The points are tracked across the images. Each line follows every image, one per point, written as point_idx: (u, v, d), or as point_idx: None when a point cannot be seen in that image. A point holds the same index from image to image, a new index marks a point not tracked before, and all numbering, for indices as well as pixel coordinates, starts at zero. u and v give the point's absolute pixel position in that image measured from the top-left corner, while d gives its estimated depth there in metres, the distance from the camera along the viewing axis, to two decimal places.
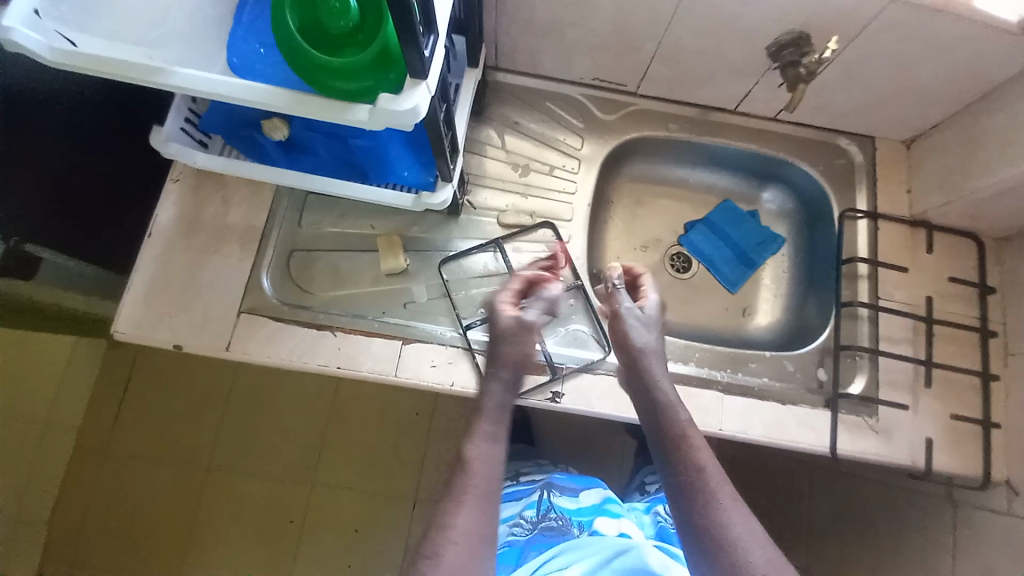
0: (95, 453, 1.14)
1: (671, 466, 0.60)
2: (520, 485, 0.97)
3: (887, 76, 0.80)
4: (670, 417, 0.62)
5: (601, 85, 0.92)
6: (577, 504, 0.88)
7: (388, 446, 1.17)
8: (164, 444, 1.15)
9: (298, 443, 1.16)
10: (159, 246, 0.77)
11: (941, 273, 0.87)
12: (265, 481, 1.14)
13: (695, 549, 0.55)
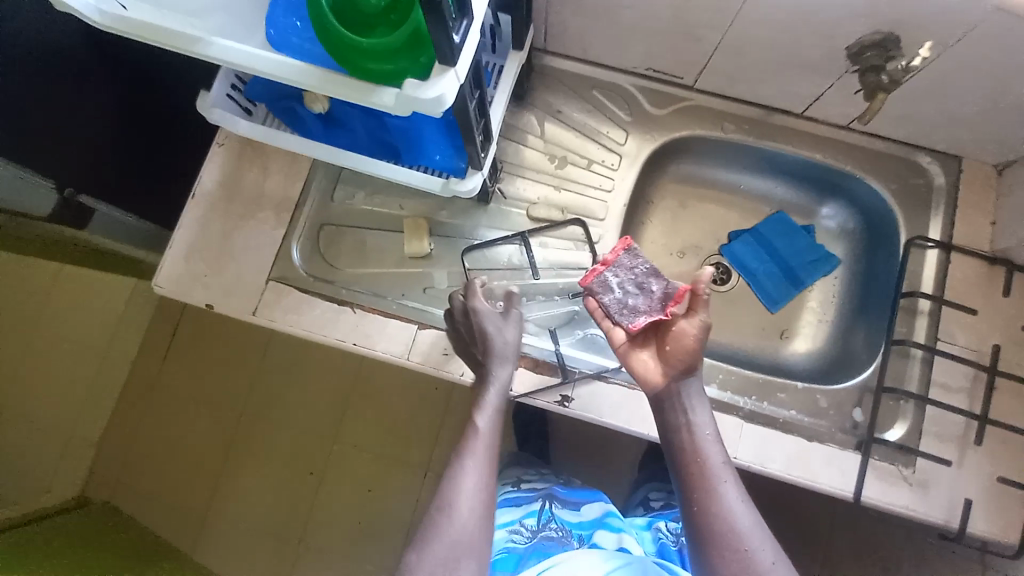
0: (141, 392, 1.22)
1: (680, 477, 0.62)
2: (520, 492, 0.96)
3: (990, 91, 0.69)
4: (686, 427, 0.63)
5: (655, 76, 0.86)
6: (578, 517, 0.87)
7: (405, 416, 1.20)
8: (203, 393, 1.22)
9: (324, 401, 1.21)
10: (200, 208, 0.80)
11: (1017, 321, 0.77)
12: (291, 432, 1.20)
13: (700, 556, 0.58)
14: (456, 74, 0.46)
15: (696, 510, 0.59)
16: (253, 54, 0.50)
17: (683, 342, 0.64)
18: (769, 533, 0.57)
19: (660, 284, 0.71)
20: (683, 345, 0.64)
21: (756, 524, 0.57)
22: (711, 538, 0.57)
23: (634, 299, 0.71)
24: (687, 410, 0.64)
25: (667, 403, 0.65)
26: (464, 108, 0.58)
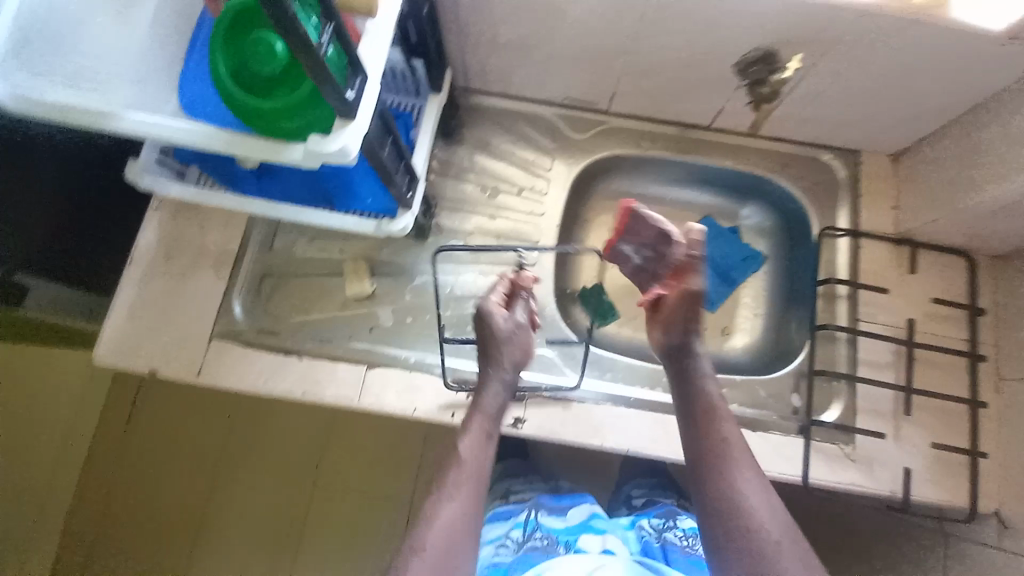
0: (104, 469, 1.15)
1: (702, 463, 0.63)
2: (508, 504, 0.94)
3: (868, 93, 0.76)
4: (711, 414, 0.66)
5: (573, 104, 0.91)
6: (564, 524, 0.85)
7: (380, 456, 1.18)
8: (174, 456, 1.18)
9: (296, 453, 1.17)
10: (135, 274, 0.79)
11: (927, 294, 0.83)
12: (266, 492, 1.15)
13: (728, 548, 0.57)
14: (358, 125, 0.49)
15: (721, 496, 0.60)
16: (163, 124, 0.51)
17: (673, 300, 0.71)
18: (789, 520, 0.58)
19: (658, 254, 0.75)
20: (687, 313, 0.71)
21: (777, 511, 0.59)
22: (736, 524, 0.58)
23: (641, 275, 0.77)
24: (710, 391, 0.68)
25: (686, 389, 0.69)
26: (383, 157, 0.60)
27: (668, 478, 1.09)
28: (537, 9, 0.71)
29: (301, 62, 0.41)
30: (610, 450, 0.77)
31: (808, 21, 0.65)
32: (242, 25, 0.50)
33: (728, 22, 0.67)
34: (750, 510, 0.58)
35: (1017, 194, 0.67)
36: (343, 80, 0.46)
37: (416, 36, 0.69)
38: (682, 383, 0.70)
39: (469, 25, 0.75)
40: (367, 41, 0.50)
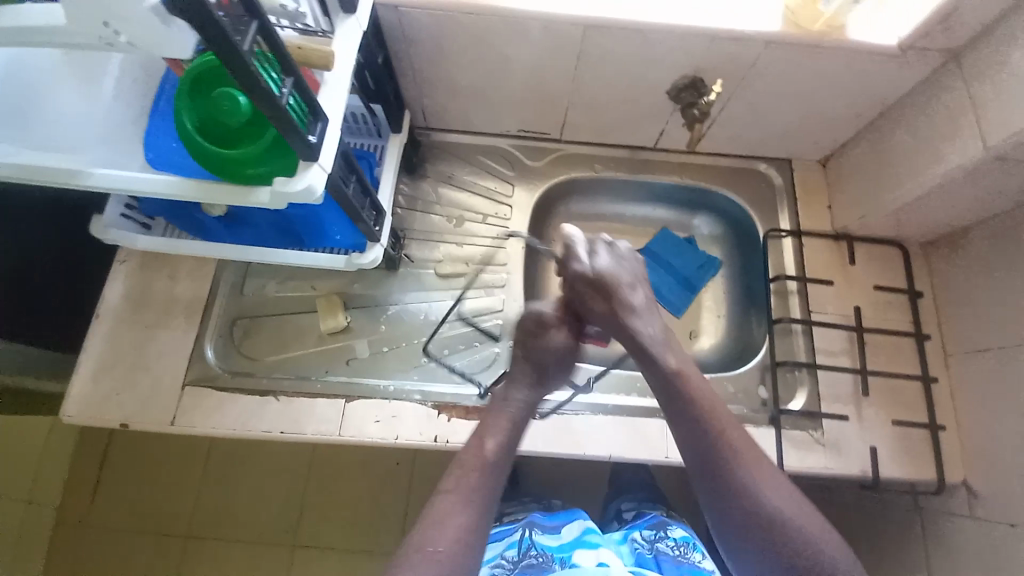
0: (77, 533, 1.12)
1: (701, 448, 0.63)
2: (502, 525, 0.94)
3: (789, 108, 0.84)
4: (693, 393, 0.67)
5: (527, 135, 0.97)
6: (558, 541, 0.85)
7: (368, 497, 1.15)
8: (151, 517, 1.13)
9: (280, 501, 1.14)
10: (105, 329, 0.79)
11: (869, 283, 0.90)
12: (248, 545, 1.11)
13: (750, 531, 0.58)
14: (321, 165, 0.52)
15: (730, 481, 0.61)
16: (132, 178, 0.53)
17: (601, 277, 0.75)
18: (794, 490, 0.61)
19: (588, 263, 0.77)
20: (608, 261, 0.75)
21: (782, 484, 0.61)
22: (752, 506, 0.59)
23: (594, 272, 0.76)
24: (672, 360, 0.69)
25: (658, 369, 0.69)
26: (348, 194, 0.63)
27: (659, 494, 1.09)
28: (483, 54, 0.77)
29: (264, 111, 0.44)
30: (593, 458, 0.79)
31: (725, 50, 0.73)
32: (207, 81, 0.53)
33: (655, 55, 0.75)
34: (760, 490, 0.60)
35: (929, 187, 0.74)
36: (305, 125, 0.49)
37: (372, 83, 0.74)
38: (646, 360, 0.70)
39: (422, 71, 0.81)
40: (327, 92, 0.54)
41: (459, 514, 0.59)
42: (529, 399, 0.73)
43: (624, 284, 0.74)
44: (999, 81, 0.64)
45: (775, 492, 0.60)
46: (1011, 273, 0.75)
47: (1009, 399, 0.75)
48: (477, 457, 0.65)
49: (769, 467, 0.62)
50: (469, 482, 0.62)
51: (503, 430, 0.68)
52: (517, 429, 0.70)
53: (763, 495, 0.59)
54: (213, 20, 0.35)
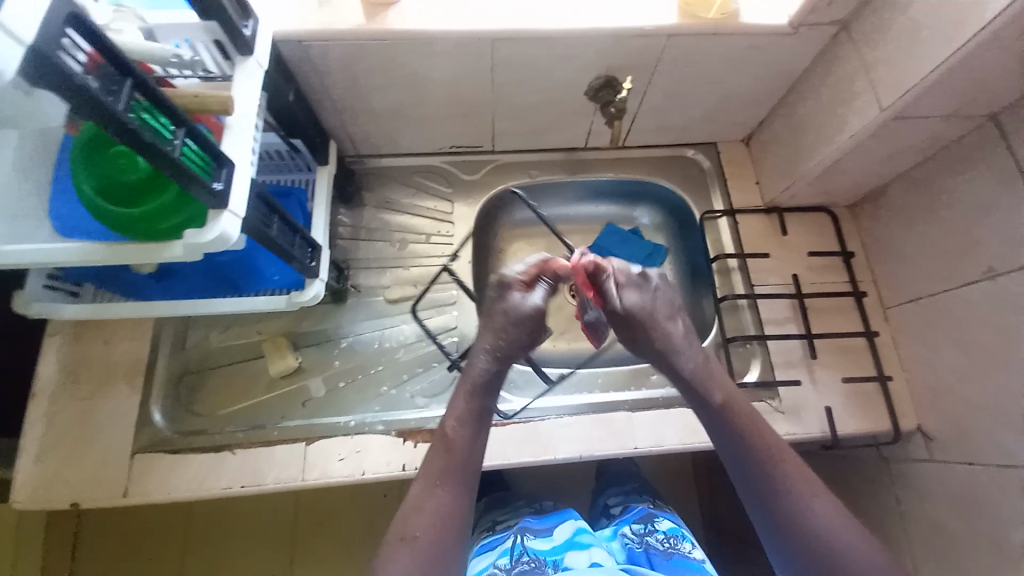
0: None
1: (745, 463, 0.63)
2: (496, 534, 0.93)
3: (705, 94, 0.87)
4: (734, 409, 0.65)
5: (460, 150, 0.97)
6: (551, 543, 0.84)
7: (360, 536, 1.11)
8: None
9: (269, 557, 1.09)
10: (42, 406, 0.75)
11: (804, 250, 0.94)
12: None
13: (791, 541, 0.59)
14: (232, 211, 0.51)
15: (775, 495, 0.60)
16: (41, 247, 0.50)
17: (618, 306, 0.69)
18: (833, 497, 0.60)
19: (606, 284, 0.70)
20: (639, 299, 0.69)
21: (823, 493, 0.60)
22: (795, 519, 0.59)
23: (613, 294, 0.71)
24: (711, 383, 0.67)
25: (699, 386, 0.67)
26: (273, 237, 0.61)
27: (647, 484, 1.08)
28: (399, 77, 0.77)
29: (158, 167, 0.43)
30: (565, 460, 0.80)
31: (631, 47, 0.75)
32: (102, 145, 0.52)
33: (566, 59, 0.77)
34: (804, 503, 0.59)
35: (839, 153, 0.78)
36: (208, 173, 0.49)
37: (288, 119, 0.73)
38: (687, 387, 0.68)
39: (341, 100, 0.81)
40: (231, 137, 0.53)
41: (433, 499, 0.61)
42: (490, 360, 0.68)
43: (658, 319, 0.69)
44: (883, 48, 0.69)
45: (817, 503, 0.59)
46: (927, 224, 0.80)
47: (944, 343, 0.78)
48: (447, 438, 0.65)
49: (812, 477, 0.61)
50: (437, 466, 0.63)
51: (469, 399, 0.67)
52: (480, 394, 0.67)
53: (807, 507, 0.59)
54: (82, 88, 0.34)
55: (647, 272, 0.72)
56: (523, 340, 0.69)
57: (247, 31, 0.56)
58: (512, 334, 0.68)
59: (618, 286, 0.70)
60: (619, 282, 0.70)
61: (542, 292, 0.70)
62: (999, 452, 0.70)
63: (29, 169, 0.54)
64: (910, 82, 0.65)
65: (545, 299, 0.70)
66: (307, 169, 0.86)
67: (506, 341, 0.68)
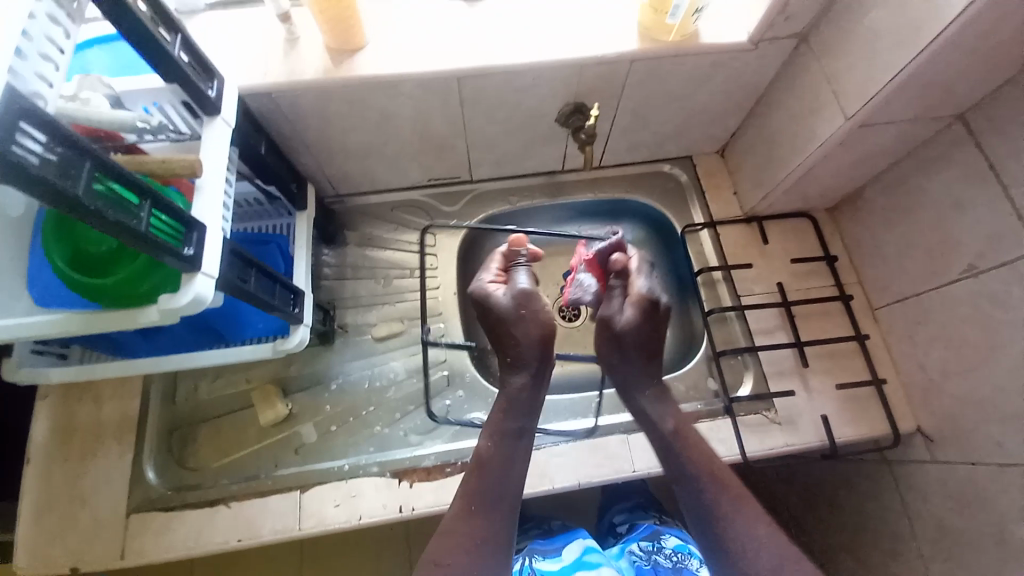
0: None
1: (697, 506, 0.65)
2: None
3: (675, 112, 0.89)
4: (694, 452, 0.69)
5: (439, 183, 0.98)
6: (560, 565, 0.81)
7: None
8: None
9: None
10: (33, 472, 0.75)
11: (787, 257, 0.94)
12: None
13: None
14: (206, 273, 0.52)
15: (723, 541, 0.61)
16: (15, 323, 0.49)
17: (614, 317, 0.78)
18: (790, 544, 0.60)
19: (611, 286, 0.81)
20: (636, 319, 0.76)
21: (776, 538, 0.60)
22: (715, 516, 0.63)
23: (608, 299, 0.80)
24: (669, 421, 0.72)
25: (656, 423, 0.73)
26: (252, 291, 0.61)
27: (650, 498, 1.05)
28: (370, 118, 0.78)
29: (123, 240, 0.44)
30: (563, 489, 0.79)
31: (595, 74, 0.77)
32: (70, 223, 0.54)
33: (533, 89, 0.78)
34: (737, 524, 0.61)
35: (811, 161, 0.79)
36: (178, 240, 0.49)
37: (263, 170, 0.74)
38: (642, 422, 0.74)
39: (316, 144, 0.82)
40: (201, 198, 0.53)
41: (470, 522, 0.62)
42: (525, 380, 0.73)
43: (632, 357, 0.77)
44: (843, 57, 0.69)
45: (769, 550, 0.59)
46: (904, 224, 0.80)
47: (933, 341, 0.78)
48: (496, 452, 0.68)
49: (764, 522, 0.61)
50: (474, 484, 0.66)
51: (509, 415, 0.71)
52: (523, 419, 0.71)
53: (736, 523, 0.61)
54: (33, 175, 0.35)
55: (655, 293, 0.77)
56: (540, 340, 0.74)
57: (212, 92, 0.58)
58: (524, 334, 0.74)
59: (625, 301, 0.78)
60: (627, 296, 0.78)
61: (525, 275, 0.77)
62: (998, 450, 0.69)
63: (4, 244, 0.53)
64: (871, 90, 0.66)
65: (529, 280, 0.77)
66: (287, 215, 0.87)
67: (527, 348, 0.73)
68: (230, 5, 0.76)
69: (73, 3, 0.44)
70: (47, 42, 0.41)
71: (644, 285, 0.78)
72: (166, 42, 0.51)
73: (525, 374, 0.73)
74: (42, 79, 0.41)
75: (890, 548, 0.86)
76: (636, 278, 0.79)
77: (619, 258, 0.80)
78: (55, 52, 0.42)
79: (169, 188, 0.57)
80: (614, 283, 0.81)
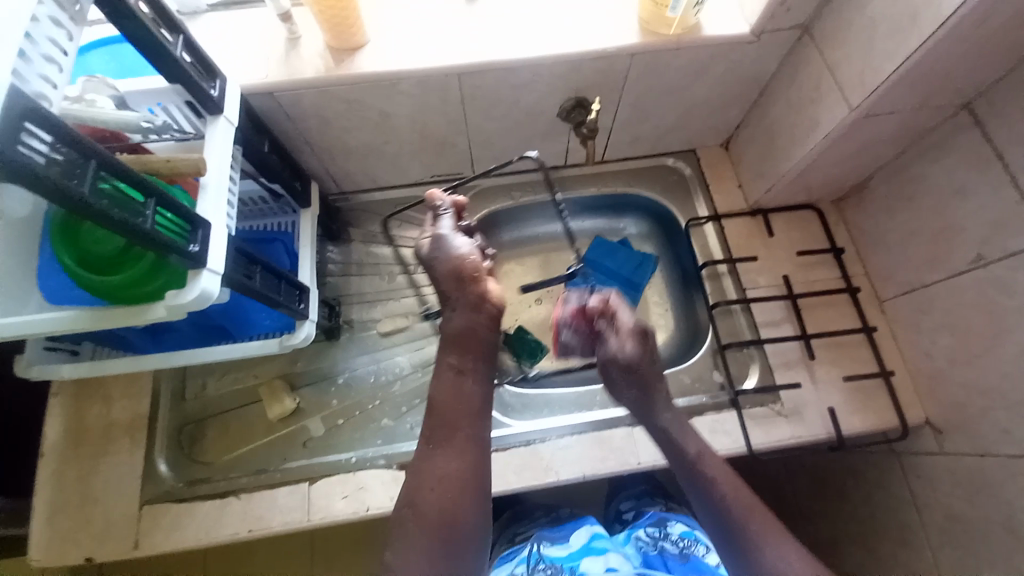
0: None
1: (727, 544, 0.64)
2: (513, 546, 0.90)
3: (676, 105, 0.88)
4: (709, 470, 0.68)
5: (441, 179, 0.98)
6: (567, 550, 0.81)
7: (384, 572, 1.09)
8: None
9: None
10: (51, 467, 0.77)
11: (792, 249, 0.93)
12: None
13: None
14: (211, 269, 0.53)
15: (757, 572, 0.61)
16: (30, 320, 0.51)
17: (613, 352, 0.76)
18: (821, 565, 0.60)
19: (606, 330, 0.79)
20: (636, 351, 0.75)
21: (806, 560, 0.60)
22: (742, 545, 0.63)
23: (605, 342, 0.78)
24: (691, 446, 0.70)
25: (671, 441, 0.71)
26: (257, 288, 0.62)
27: (657, 486, 1.05)
28: (370, 117, 0.79)
29: (129, 238, 0.45)
30: (568, 481, 0.79)
31: (593, 68, 0.76)
32: (76, 224, 0.55)
33: (532, 84, 0.78)
34: (761, 552, 0.61)
35: (814, 152, 0.78)
36: (184, 237, 0.50)
37: (266, 169, 0.75)
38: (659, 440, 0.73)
39: (317, 143, 0.82)
40: (206, 196, 0.54)
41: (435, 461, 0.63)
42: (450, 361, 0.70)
43: (647, 382, 0.75)
44: (845, 46, 0.68)
45: (799, 574, 0.59)
46: (911, 212, 0.79)
47: (941, 331, 0.77)
48: (449, 436, 0.65)
49: (792, 545, 0.62)
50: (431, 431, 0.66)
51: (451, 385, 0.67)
52: (462, 402, 0.67)
53: (759, 549, 0.62)
54: (39, 177, 0.36)
55: (643, 329, 0.78)
56: (452, 275, 0.72)
57: (214, 92, 0.58)
58: (438, 272, 0.72)
59: (619, 344, 0.77)
60: (621, 340, 0.77)
61: (449, 224, 0.75)
62: (1005, 440, 0.68)
63: (14, 242, 0.55)
64: (874, 79, 0.65)
65: (454, 232, 0.74)
66: (292, 213, 0.88)
67: (444, 282, 0.72)
68: (231, 6, 0.77)
69: (75, 5, 0.44)
70: (50, 44, 0.42)
71: (631, 321, 0.78)
72: (168, 43, 0.52)
73: (459, 308, 0.71)
74: (46, 81, 0.42)
75: (899, 538, 0.85)
76: (622, 318, 0.79)
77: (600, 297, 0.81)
78: (58, 54, 0.43)
79: (173, 187, 0.58)
80: (607, 322, 0.79)
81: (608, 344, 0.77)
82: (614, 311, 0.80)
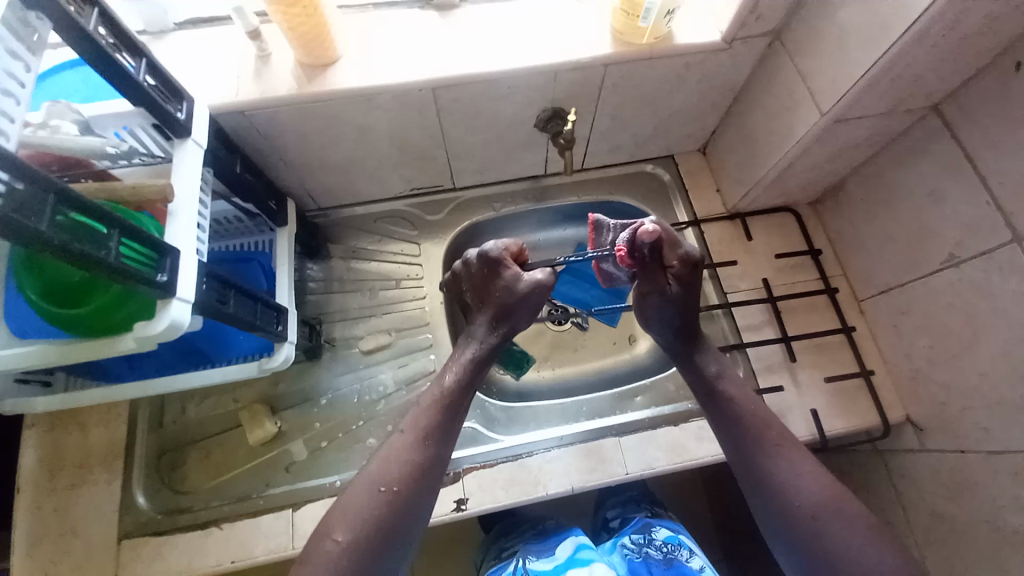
0: None
1: (745, 470, 0.65)
2: (499, 562, 0.89)
3: (654, 113, 0.89)
4: (732, 398, 0.68)
5: (421, 192, 0.98)
6: (553, 563, 0.81)
7: None
8: None
9: None
10: (23, 502, 0.74)
11: (772, 253, 0.94)
12: None
13: (791, 532, 0.60)
14: (181, 298, 0.51)
15: (771, 489, 0.62)
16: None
17: (662, 296, 0.71)
18: (836, 482, 0.61)
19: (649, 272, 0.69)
20: (684, 285, 0.71)
21: (822, 480, 0.61)
22: (769, 466, 0.63)
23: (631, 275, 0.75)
24: (711, 365, 0.71)
25: (696, 377, 0.71)
26: (231, 312, 0.61)
27: (645, 491, 1.04)
28: (348, 133, 0.78)
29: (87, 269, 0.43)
30: (556, 494, 0.79)
31: (571, 80, 0.77)
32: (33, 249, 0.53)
33: (510, 97, 0.78)
34: (786, 474, 0.62)
35: (790, 157, 0.79)
36: (152, 266, 0.48)
37: (240, 188, 0.73)
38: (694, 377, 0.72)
39: (294, 160, 0.81)
40: (175, 224, 0.53)
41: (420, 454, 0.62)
42: (411, 442, 0.63)
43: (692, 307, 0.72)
44: (816, 54, 0.70)
45: (813, 491, 0.60)
46: (885, 215, 0.80)
47: (918, 331, 0.78)
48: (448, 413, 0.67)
49: (811, 465, 0.62)
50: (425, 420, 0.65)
51: (406, 461, 0.61)
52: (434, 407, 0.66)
53: (782, 473, 0.62)
54: None
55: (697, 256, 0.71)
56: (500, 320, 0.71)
57: (181, 114, 0.57)
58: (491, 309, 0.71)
59: (671, 276, 0.70)
60: (670, 268, 0.70)
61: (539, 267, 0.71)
62: (987, 438, 0.69)
63: None
64: (845, 87, 0.66)
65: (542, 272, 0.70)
66: (269, 231, 0.87)
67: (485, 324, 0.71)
68: (201, 24, 0.76)
69: (32, 35, 0.43)
70: (7, 76, 0.40)
71: (687, 249, 0.71)
72: (130, 68, 0.51)
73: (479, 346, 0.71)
74: (1, 114, 0.40)
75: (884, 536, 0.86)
76: (678, 245, 0.71)
77: (651, 235, 0.67)
78: (14, 86, 0.41)
79: (141, 215, 0.57)
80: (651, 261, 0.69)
81: (659, 285, 0.70)
82: (670, 240, 0.70)
